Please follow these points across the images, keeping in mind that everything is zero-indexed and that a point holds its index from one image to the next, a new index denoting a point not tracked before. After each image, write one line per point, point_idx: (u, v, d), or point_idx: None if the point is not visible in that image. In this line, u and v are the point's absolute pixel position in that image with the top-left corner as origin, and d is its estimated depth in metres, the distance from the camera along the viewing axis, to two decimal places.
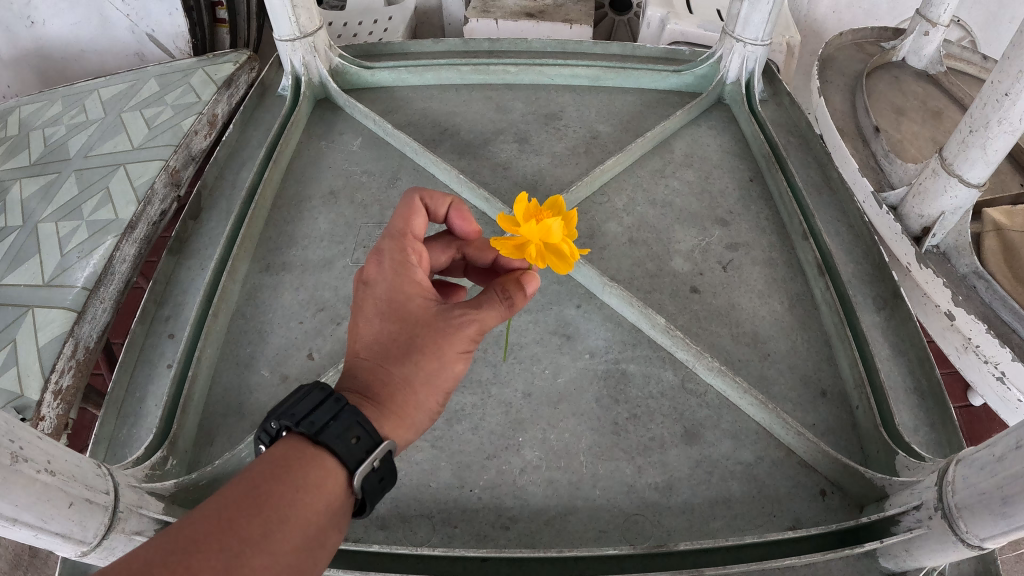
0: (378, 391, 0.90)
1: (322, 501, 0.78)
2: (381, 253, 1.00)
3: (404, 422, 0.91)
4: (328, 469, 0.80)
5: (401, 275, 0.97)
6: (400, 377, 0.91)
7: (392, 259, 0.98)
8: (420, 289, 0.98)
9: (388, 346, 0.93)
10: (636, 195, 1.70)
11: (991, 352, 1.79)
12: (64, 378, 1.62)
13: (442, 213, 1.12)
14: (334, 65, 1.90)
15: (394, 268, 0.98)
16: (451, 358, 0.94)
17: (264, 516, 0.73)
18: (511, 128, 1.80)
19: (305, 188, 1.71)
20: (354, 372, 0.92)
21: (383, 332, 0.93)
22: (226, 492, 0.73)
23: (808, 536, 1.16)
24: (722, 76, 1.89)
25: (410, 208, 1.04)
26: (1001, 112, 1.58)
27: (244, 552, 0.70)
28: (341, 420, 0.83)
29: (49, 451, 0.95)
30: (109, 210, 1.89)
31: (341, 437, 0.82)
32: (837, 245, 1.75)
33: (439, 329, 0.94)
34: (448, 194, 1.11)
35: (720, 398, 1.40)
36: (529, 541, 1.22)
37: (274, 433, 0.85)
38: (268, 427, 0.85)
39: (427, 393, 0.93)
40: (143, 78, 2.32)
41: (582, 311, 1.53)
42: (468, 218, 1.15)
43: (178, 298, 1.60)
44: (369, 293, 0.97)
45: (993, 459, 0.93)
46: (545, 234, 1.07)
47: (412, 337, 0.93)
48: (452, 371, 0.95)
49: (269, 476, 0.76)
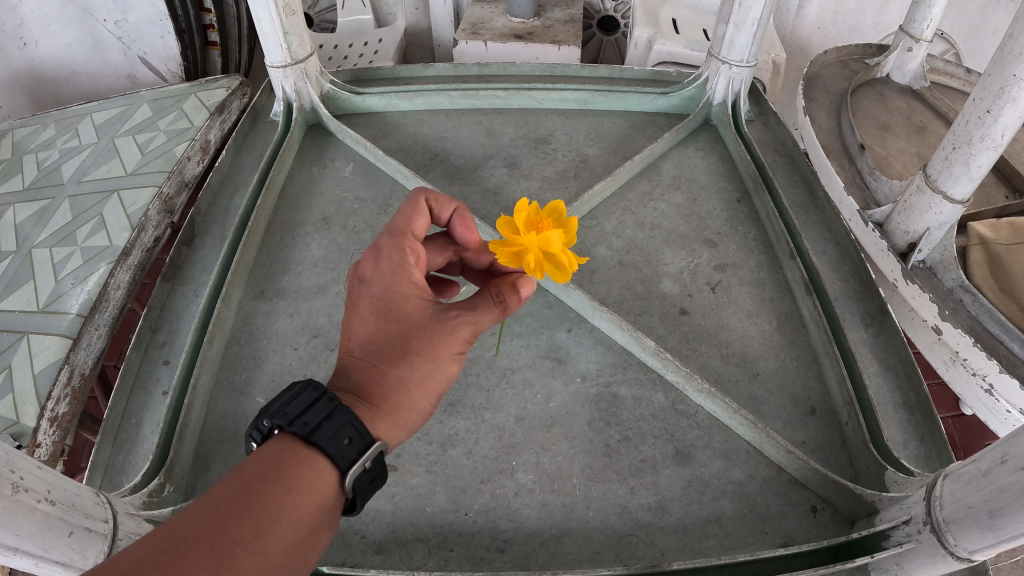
0: (373, 391, 0.91)
1: (312, 501, 0.79)
2: (380, 251, 1.02)
3: (397, 424, 0.92)
4: (321, 470, 0.82)
5: (399, 274, 1.00)
6: (395, 379, 0.93)
7: (390, 258, 1.01)
8: (417, 289, 1.01)
9: (383, 346, 0.95)
10: (625, 218, 1.72)
11: (978, 365, 1.81)
12: (61, 405, 1.63)
13: (445, 218, 1.16)
14: (325, 91, 1.92)
15: (392, 267, 1.01)
16: (446, 359, 0.97)
17: (256, 516, 0.74)
18: (500, 152, 1.83)
19: (299, 214, 1.73)
20: (348, 370, 0.94)
21: (380, 331, 0.95)
22: (217, 493, 0.74)
23: (799, 553, 1.18)
24: (709, 97, 1.92)
25: (413, 207, 1.08)
26: (983, 129, 1.61)
27: (236, 552, 0.71)
28: (334, 420, 0.85)
29: (51, 481, 0.96)
30: (104, 236, 1.91)
31: (334, 438, 0.84)
32: (824, 262, 1.77)
33: (436, 330, 0.96)
34: (453, 200, 1.15)
35: (711, 419, 1.42)
36: (524, 563, 1.24)
37: (265, 432, 0.85)
38: (260, 426, 0.86)
39: (421, 395, 0.94)
40: (136, 102, 2.34)
41: (573, 334, 1.55)
42: (470, 228, 1.18)
43: (172, 324, 1.61)
44: (366, 291, 0.99)
45: (980, 473, 0.96)
46: (545, 245, 1.09)
47: (408, 338, 0.95)
48: (445, 373, 0.97)
49: (261, 477, 0.77)
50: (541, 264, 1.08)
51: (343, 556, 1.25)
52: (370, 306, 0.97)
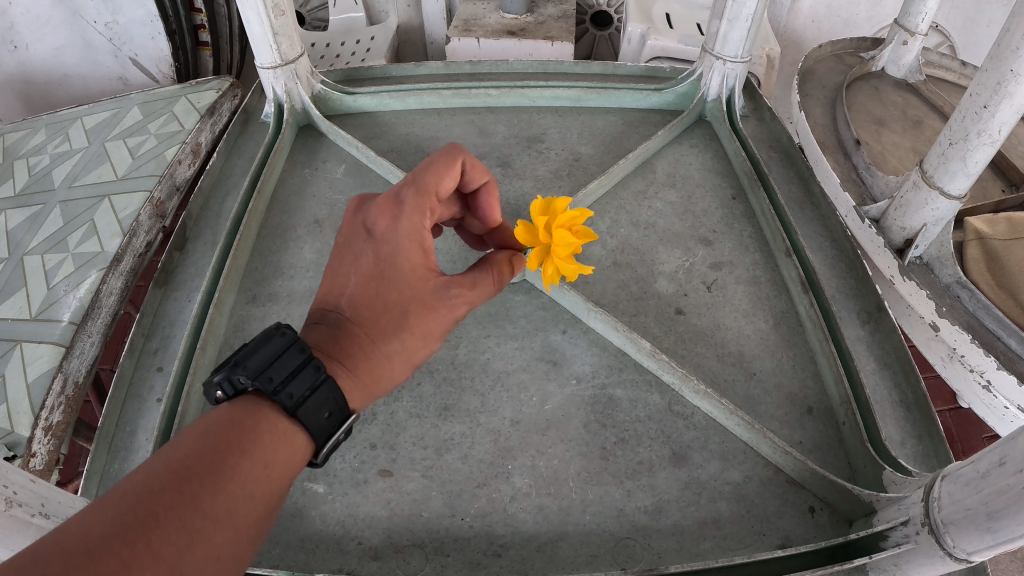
0: (356, 357, 0.93)
1: (283, 471, 0.80)
2: (403, 207, 1.04)
3: (374, 394, 0.96)
4: (295, 443, 0.83)
5: (411, 239, 1.02)
6: (383, 351, 0.96)
7: (410, 219, 1.03)
8: (423, 258, 1.03)
9: (377, 314, 0.96)
10: (619, 217, 1.70)
11: (976, 362, 1.81)
12: (54, 414, 1.62)
13: (474, 185, 1.17)
14: (316, 92, 1.90)
15: (409, 231, 1.02)
16: (433, 335, 1.01)
17: (229, 491, 0.73)
18: (493, 151, 1.81)
19: (291, 217, 1.71)
20: (337, 329, 0.95)
21: (375, 297, 0.97)
22: (189, 462, 0.73)
23: (798, 554, 1.17)
24: (703, 94, 1.90)
25: (447, 167, 1.08)
26: (979, 124, 1.61)
27: (206, 528, 0.70)
28: (318, 393, 0.86)
29: (43, 494, 0.96)
30: (95, 243, 1.89)
31: (314, 413, 0.85)
32: (820, 260, 1.76)
33: (431, 307, 1.00)
34: (487, 174, 1.17)
35: (708, 421, 1.41)
36: (521, 567, 1.23)
37: (240, 387, 0.84)
38: (236, 378, 0.84)
39: (400, 366, 0.98)
40: (126, 105, 2.31)
41: (569, 336, 1.53)
42: (494, 203, 1.22)
43: (165, 330, 1.59)
44: (372, 249, 1.00)
45: (978, 475, 0.95)
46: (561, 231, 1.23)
47: (405, 310, 0.98)
48: (429, 347, 1.01)
49: (236, 447, 0.77)
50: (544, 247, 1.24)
51: (340, 562, 1.25)
52: (372, 267, 0.98)
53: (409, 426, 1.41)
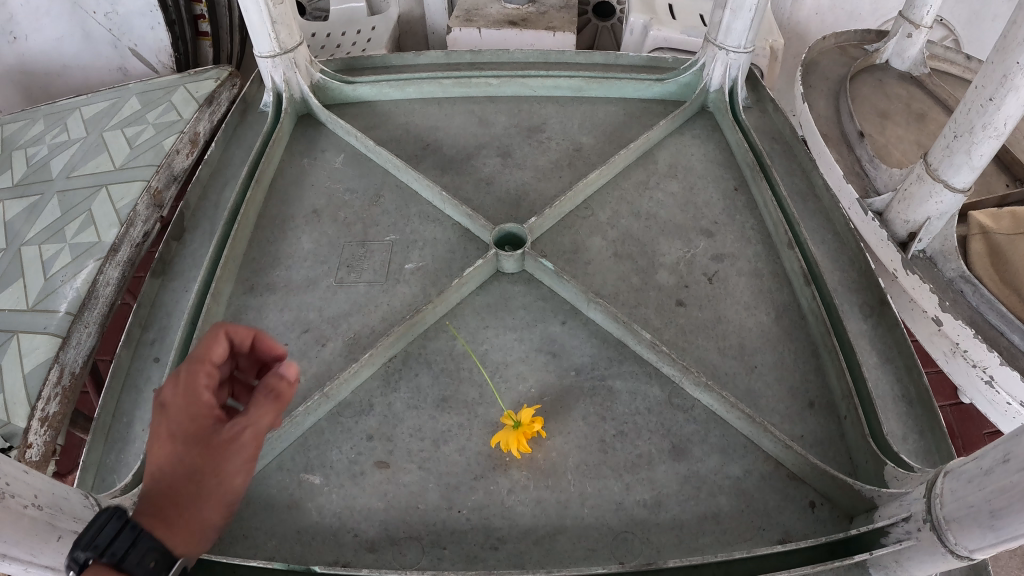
0: (174, 518, 0.85)
1: None
2: (175, 379, 0.92)
3: (200, 542, 0.87)
4: None
5: (191, 397, 0.91)
6: (195, 500, 0.86)
7: (185, 383, 0.92)
8: (209, 407, 0.91)
9: (177, 472, 0.87)
10: (620, 208, 1.69)
11: (979, 357, 1.80)
12: (51, 405, 1.61)
13: (244, 346, 1.04)
14: (315, 80, 1.89)
15: (188, 394, 0.91)
16: (237, 471, 0.89)
17: None
18: (493, 141, 1.80)
19: (289, 207, 1.69)
20: (151, 495, 0.86)
21: (177, 454, 0.87)
22: None
23: (798, 549, 1.16)
24: (705, 85, 1.87)
25: (211, 338, 0.97)
26: (985, 117, 1.59)
27: None
28: (141, 547, 0.81)
29: (37, 484, 0.95)
30: (92, 232, 1.87)
31: (142, 566, 0.80)
32: (823, 253, 1.74)
33: (219, 446, 0.88)
34: (252, 328, 1.04)
35: (709, 414, 1.39)
36: (519, 561, 1.23)
37: (84, 565, 0.80)
38: (80, 560, 0.80)
39: (216, 507, 0.88)
40: (124, 95, 2.28)
41: (568, 327, 1.51)
42: (271, 346, 1.07)
43: (162, 321, 1.58)
44: (159, 422, 0.90)
45: (981, 472, 0.94)
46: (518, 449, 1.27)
47: (193, 460, 0.87)
48: (242, 482, 0.90)
49: None
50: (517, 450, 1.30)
51: (336, 555, 1.24)
52: (164, 427, 0.89)
53: (407, 417, 1.39)
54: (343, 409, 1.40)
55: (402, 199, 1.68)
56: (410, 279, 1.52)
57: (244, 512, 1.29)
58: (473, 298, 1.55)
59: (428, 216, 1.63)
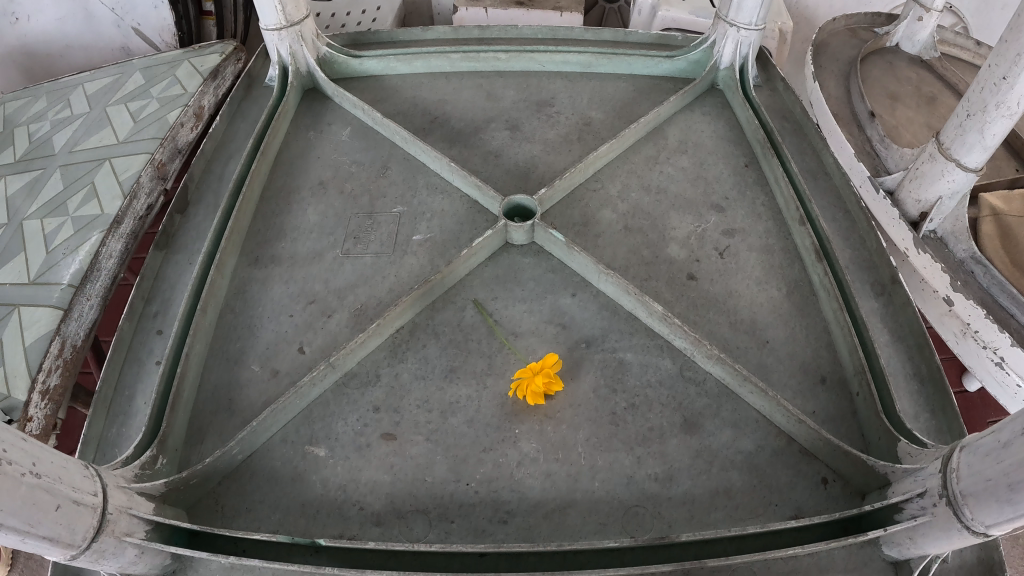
0: None
1: None
2: None
3: None
4: None
5: None
6: None
7: None
8: None
9: None
10: (630, 181, 1.67)
11: (990, 338, 1.78)
12: (52, 377, 1.61)
13: None
14: (322, 54, 1.87)
15: None
16: None
17: None
18: (502, 115, 1.78)
19: (295, 179, 1.68)
20: None
21: None
22: None
23: (811, 525, 1.14)
24: (716, 61, 1.85)
25: None
26: (998, 96, 1.58)
27: None
28: None
29: (35, 452, 0.92)
30: (95, 205, 1.86)
31: None
32: (834, 231, 1.72)
33: None
34: None
35: (720, 387, 1.37)
36: (528, 535, 1.21)
37: None
38: None
39: None
40: (128, 70, 2.26)
41: (577, 299, 1.48)
42: None
43: (166, 294, 1.56)
44: None
45: (998, 445, 0.93)
46: (534, 402, 1.29)
47: None
48: None
49: None
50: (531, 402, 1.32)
51: (342, 528, 1.22)
52: None
53: (414, 388, 1.37)
54: (349, 380, 1.38)
55: (409, 172, 1.66)
56: (418, 250, 1.51)
57: (249, 485, 1.28)
58: (481, 270, 1.53)
59: (436, 188, 1.62)
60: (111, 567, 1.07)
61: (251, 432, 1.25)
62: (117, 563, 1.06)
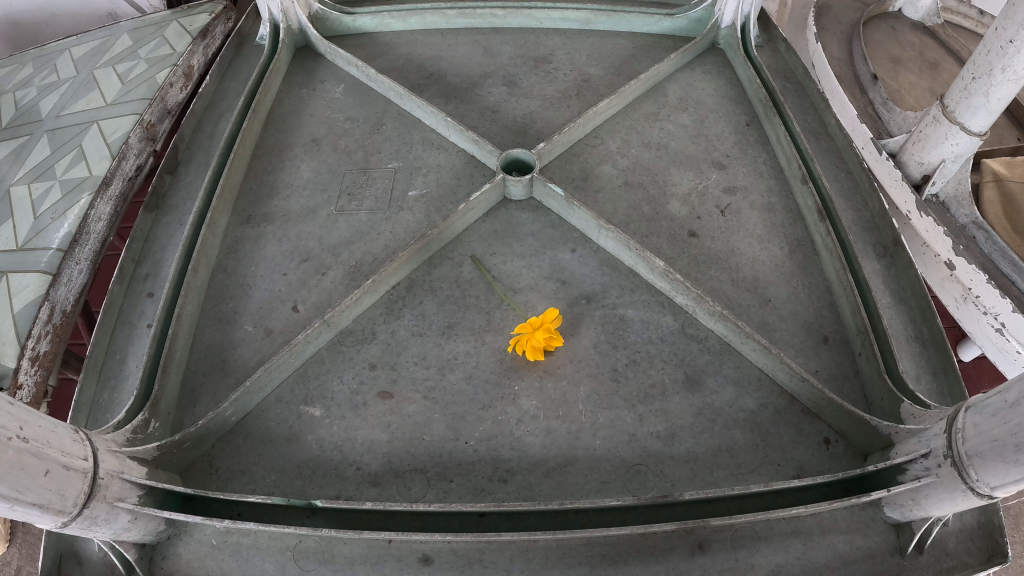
0: None
1: None
2: None
3: None
4: None
5: None
6: None
7: None
8: None
9: None
10: (631, 137, 1.64)
11: (991, 303, 1.76)
12: (41, 343, 1.59)
13: None
14: (314, 11, 1.84)
15: None
16: None
17: None
18: (499, 71, 1.75)
19: (287, 136, 1.65)
20: None
21: None
22: None
23: (815, 485, 1.11)
24: (717, 20, 1.81)
25: None
26: (1005, 59, 1.55)
27: None
28: None
29: (21, 415, 0.88)
30: (83, 167, 1.82)
31: None
32: (836, 191, 1.69)
33: None
34: None
35: (722, 344, 1.34)
36: (529, 493, 1.19)
37: None
38: None
39: None
40: (115, 33, 2.22)
41: (578, 254, 1.46)
42: None
43: (156, 256, 1.52)
44: None
45: (1005, 406, 0.90)
46: (534, 356, 1.27)
47: None
48: None
49: None
50: (530, 357, 1.29)
51: (338, 489, 1.20)
52: None
53: (411, 345, 1.34)
54: (344, 337, 1.35)
55: (404, 127, 1.63)
56: (413, 206, 1.48)
57: (243, 447, 1.25)
58: (478, 225, 1.50)
59: (432, 143, 1.59)
60: (105, 533, 1.03)
61: (244, 393, 1.22)
62: (111, 530, 1.03)
